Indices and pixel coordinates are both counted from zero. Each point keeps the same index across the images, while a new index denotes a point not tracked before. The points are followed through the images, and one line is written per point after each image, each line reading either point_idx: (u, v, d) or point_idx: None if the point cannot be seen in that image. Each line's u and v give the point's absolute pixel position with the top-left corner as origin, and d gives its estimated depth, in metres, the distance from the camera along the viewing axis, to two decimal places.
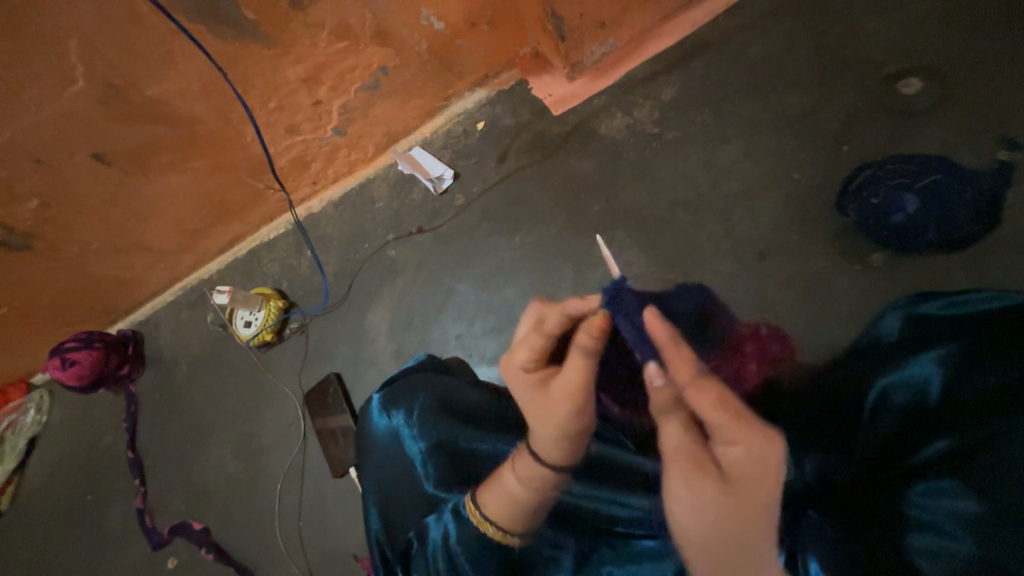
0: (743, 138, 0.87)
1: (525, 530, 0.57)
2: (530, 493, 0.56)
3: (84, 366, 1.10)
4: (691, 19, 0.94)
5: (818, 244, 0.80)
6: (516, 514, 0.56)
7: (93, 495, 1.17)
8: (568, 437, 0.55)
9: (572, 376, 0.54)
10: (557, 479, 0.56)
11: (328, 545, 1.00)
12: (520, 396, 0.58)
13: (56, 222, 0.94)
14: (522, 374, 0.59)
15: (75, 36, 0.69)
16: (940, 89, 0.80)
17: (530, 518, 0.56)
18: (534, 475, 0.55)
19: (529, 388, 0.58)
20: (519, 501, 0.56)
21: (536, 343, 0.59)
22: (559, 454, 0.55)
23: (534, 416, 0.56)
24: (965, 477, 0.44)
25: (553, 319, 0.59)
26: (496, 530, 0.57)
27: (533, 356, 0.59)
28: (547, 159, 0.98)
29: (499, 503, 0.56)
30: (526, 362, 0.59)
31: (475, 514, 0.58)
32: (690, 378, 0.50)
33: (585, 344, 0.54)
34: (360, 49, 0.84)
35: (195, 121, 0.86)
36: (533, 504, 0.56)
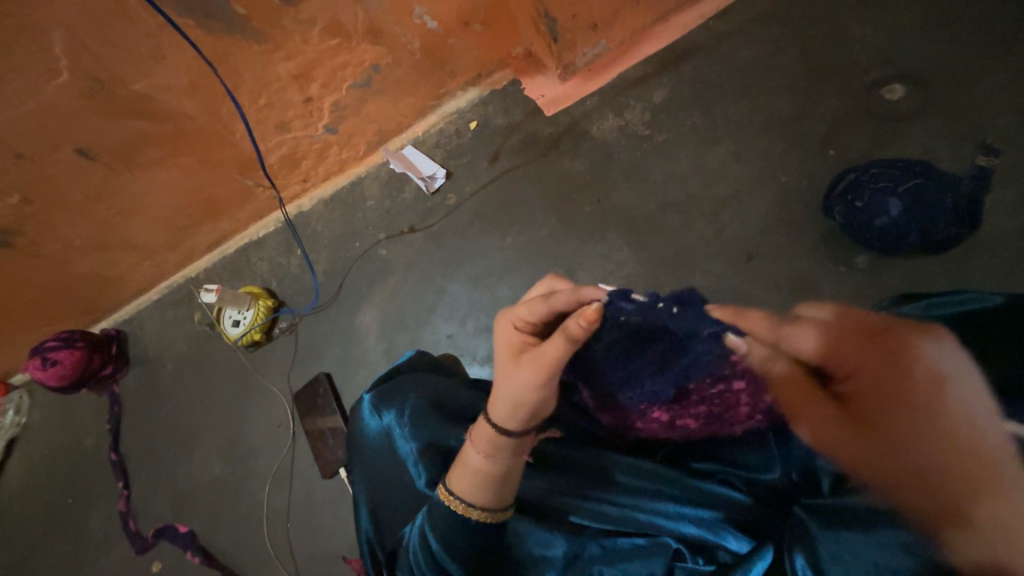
0: (732, 141, 0.89)
1: (485, 504, 0.56)
2: (487, 461, 0.56)
3: (65, 365, 1.08)
4: (682, 22, 0.95)
5: (805, 247, 0.82)
6: (476, 485, 0.56)
7: (74, 499, 1.14)
8: (523, 407, 0.54)
9: (548, 354, 0.52)
10: (513, 447, 0.55)
11: (318, 548, 0.99)
12: (501, 348, 0.58)
13: (37, 218, 0.91)
14: (514, 331, 0.58)
15: (59, 29, 0.67)
16: (922, 95, 0.82)
17: (491, 490, 0.55)
18: (490, 442, 0.55)
19: (514, 345, 0.57)
20: (476, 470, 0.56)
21: (538, 309, 0.56)
22: (511, 420, 0.55)
23: (504, 374, 0.56)
24: None
25: (562, 297, 0.53)
26: (457, 503, 0.56)
27: (532, 316, 0.56)
28: (539, 159, 0.98)
29: (461, 474, 0.57)
30: (520, 321, 0.57)
31: (443, 490, 0.58)
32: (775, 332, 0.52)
33: (572, 330, 0.49)
34: (352, 46, 0.84)
35: (182, 117, 0.84)
36: (491, 474, 0.55)
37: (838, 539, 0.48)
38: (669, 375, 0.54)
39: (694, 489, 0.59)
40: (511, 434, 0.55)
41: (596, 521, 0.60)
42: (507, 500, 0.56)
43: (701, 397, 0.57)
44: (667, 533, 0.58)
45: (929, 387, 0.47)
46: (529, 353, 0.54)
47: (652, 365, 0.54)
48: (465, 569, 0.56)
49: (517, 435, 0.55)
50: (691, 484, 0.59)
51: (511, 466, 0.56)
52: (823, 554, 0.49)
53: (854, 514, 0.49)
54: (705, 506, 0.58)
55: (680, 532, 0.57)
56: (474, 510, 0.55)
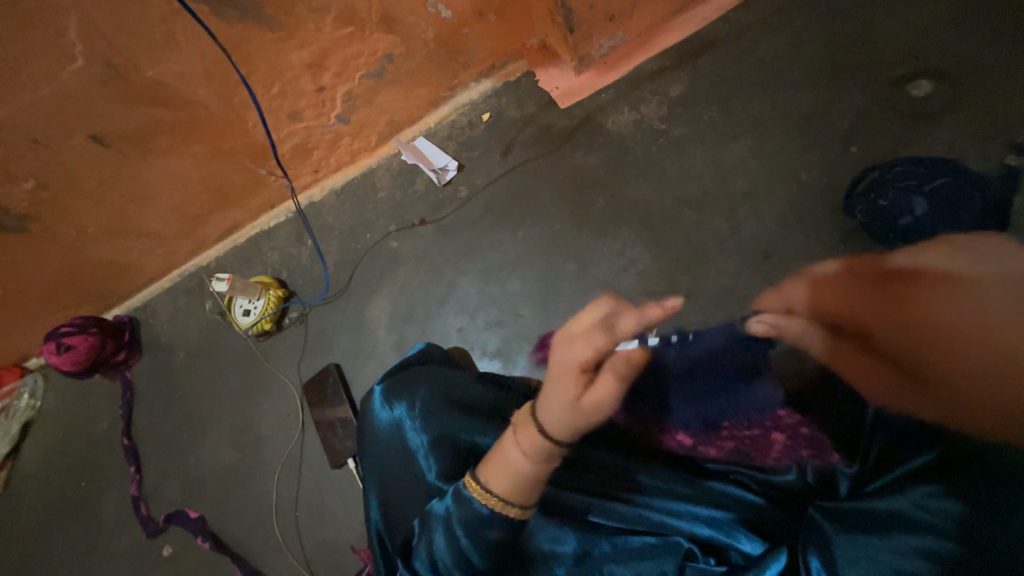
0: (750, 137, 0.87)
1: (523, 502, 0.55)
2: (534, 467, 0.55)
3: (79, 351, 1.09)
4: (701, 15, 0.93)
5: (823, 246, 0.80)
6: (515, 485, 0.55)
7: (87, 481, 1.16)
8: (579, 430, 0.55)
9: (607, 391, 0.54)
10: (558, 453, 0.55)
11: (326, 536, 1.00)
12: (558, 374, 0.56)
13: (53, 204, 0.92)
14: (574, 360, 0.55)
15: (75, 15, 0.67)
16: (948, 92, 0.80)
17: (528, 490, 0.55)
18: (543, 453, 0.55)
19: (574, 373, 0.55)
20: (518, 471, 0.55)
21: (601, 344, 0.55)
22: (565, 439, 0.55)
23: (562, 402, 0.54)
24: (951, 481, 0.45)
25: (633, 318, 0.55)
26: (497, 503, 0.55)
27: (591, 355, 0.55)
28: (553, 153, 0.97)
29: (501, 477, 0.56)
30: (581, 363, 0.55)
31: (476, 489, 0.56)
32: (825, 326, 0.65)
33: (621, 366, 0.55)
34: (365, 35, 0.83)
35: (196, 105, 0.84)
36: (537, 478, 0.55)
37: (853, 542, 0.47)
38: (703, 405, 0.69)
39: (706, 490, 0.59)
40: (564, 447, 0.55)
41: (605, 518, 0.60)
42: (535, 501, 0.56)
43: (732, 434, 0.67)
44: (678, 532, 0.58)
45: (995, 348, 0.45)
46: (589, 389, 0.54)
47: (693, 392, 0.69)
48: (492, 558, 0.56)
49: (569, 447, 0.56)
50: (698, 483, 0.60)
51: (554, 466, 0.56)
52: (839, 559, 0.47)
53: (862, 517, 0.49)
54: (717, 506, 0.58)
55: (691, 531, 0.57)
56: (515, 509, 0.55)
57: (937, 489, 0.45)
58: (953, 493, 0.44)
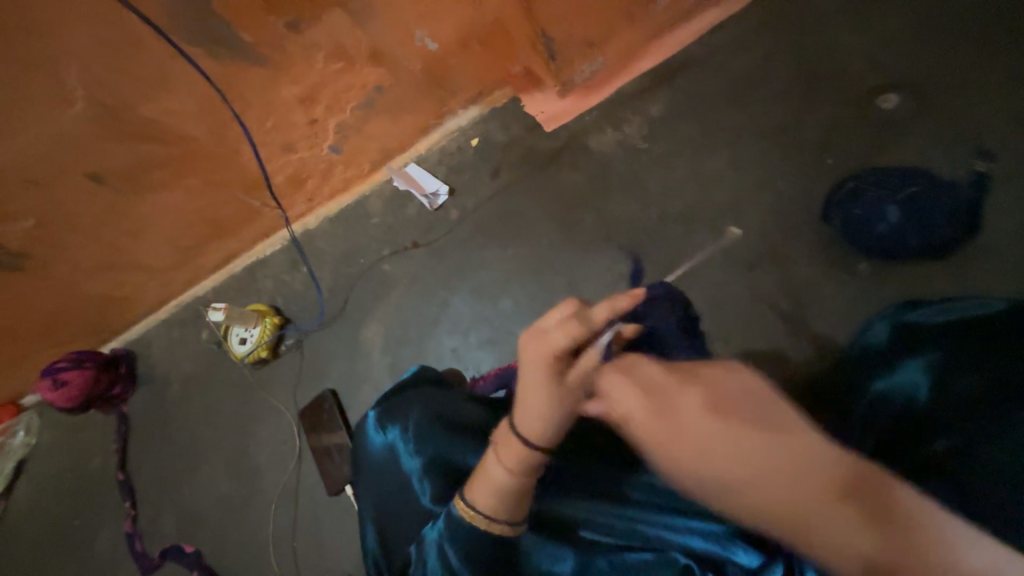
0: (730, 152, 0.90)
1: (521, 516, 0.57)
2: (512, 477, 0.55)
3: (75, 387, 1.10)
4: (678, 37, 0.96)
5: (806, 254, 0.82)
6: (510, 503, 0.56)
7: (82, 519, 1.14)
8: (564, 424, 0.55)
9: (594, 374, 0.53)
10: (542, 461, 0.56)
11: (324, 566, 0.98)
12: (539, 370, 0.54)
13: (50, 241, 0.94)
14: (553, 359, 0.53)
15: (74, 61, 0.70)
16: (916, 103, 0.83)
17: (520, 503, 0.56)
18: (521, 461, 0.55)
19: (551, 372, 0.53)
20: (513, 490, 0.55)
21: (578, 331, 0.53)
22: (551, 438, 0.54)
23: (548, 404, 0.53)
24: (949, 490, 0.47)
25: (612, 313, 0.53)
26: (480, 518, 0.56)
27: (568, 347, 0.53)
28: (539, 174, 1.00)
29: (498, 499, 0.56)
30: (556, 350, 0.53)
31: (461, 504, 0.57)
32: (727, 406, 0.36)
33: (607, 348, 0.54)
34: (355, 69, 0.86)
35: (191, 140, 0.87)
36: (514, 489, 0.55)
37: None
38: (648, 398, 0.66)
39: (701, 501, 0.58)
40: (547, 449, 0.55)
41: (598, 531, 0.59)
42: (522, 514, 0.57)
43: None
44: (674, 547, 0.57)
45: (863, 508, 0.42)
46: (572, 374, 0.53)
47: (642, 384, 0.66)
48: None
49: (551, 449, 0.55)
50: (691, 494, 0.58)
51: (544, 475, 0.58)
52: None
53: None
54: (713, 520, 0.56)
55: (686, 545, 0.56)
56: (496, 523, 0.56)
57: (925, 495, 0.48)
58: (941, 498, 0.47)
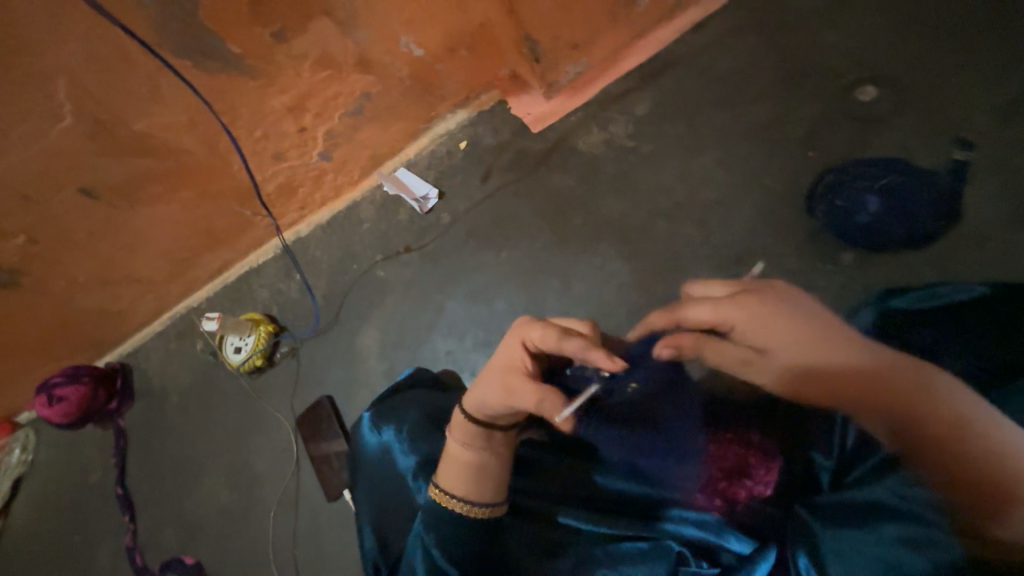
0: (716, 149, 0.91)
1: (466, 496, 0.59)
2: (454, 445, 0.62)
3: (70, 403, 1.11)
4: (661, 37, 0.98)
5: (793, 247, 0.83)
6: (456, 475, 0.60)
7: (81, 535, 1.14)
8: (490, 410, 0.60)
9: (527, 393, 0.56)
10: (482, 433, 0.61)
11: (325, 573, 0.98)
12: (498, 353, 0.61)
13: (44, 257, 0.94)
14: (521, 347, 0.60)
15: (63, 77, 0.71)
16: (894, 95, 0.85)
17: (465, 480, 0.60)
18: (459, 429, 0.62)
19: (515, 356, 0.59)
20: (458, 460, 0.61)
21: (547, 340, 0.57)
22: (478, 415, 0.61)
23: (488, 379, 0.60)
24: None
25: (574, 350, 0.54)
26: (433, 485, 0.62)
27: (540, 343, 0.58)
28: (530, 175, 1.01)
29: (446, 467, 0.62)
30: (529, 341, 0.59)
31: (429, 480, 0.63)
32: (752, 323, 0.53)
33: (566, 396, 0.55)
34: (343, 77, 0.87)
35: (183, 152, 0.88)
36: (458, 460, 0.61)
37: (840, 537, 0.49)
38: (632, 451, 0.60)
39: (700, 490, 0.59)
40: (477, 422, 0.61)
41: (587, 523, 0.60)
42: (461, 492, 0.59)
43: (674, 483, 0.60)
44: (670, 536, 0.57)
45: (941, 424, 0.44)
46: (517, 376, 0.58)
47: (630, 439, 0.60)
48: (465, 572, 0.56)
49: (482, 425, 0.61)
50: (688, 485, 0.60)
51: (499, 463, 0.61)
52: (826, 553, 0.49)
53: (854, 509, 0.50)
54: (707, 509, 0.58)
55: (682, 534, 0.57)
56: (440, 492, 0.60)
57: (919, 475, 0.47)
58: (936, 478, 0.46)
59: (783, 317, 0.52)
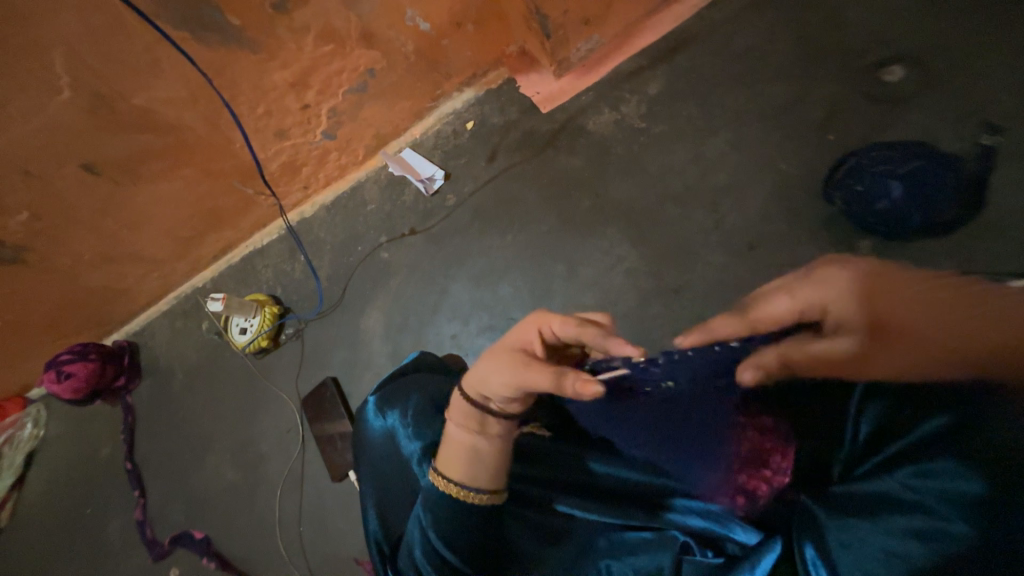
0: (730, 131, 0.88)
1: (464, 481, 0.58)
2: (452, 427, 0.61)
3: (80, 378, 1.11)
4: (676, 13, 0.94)
5: (807, 234, 0.81)
6: (453, 457, 0.59)
7: (93, 508, 1.16)
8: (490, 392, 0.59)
9: (538, 375, 0.55)
10: (475, 416, 0.60)
11: (329, 549, 1.00)
12: (510, 338, 0.62)
13: (47, 234, 0.93)
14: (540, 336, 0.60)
15: (60, 48, 0.69)
16: (921, 76, 0.81)
17: (460, 463, 0.59)
18: (457, 411, 0.61)
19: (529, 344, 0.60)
20: (455, 442, 0.60)
21: (568, 328, 0.58)
22: (478, 397, 0.60)
23: (495, 360, 0.59)
24: (966, 454, 0.40)
25: (593, 336, 0.57)
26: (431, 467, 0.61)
27: (558, 330, 0.59)
28: (537, 157, 0.98)
29: (445, 449, 0.61)
30: (550, 327, 0.60)
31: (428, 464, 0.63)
32: (827, 291, 0.50)
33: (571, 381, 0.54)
34: (346, 52, 0.84)
35: (183, 129, 0.86)
36: (455, 443, 0.60)
37: (845, 527, 0.44)
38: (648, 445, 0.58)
39: (721, 484, 0.54)
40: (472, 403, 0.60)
41: (587, 511, 0.60)
42: (454, 474, 0.59)
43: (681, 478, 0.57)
44: (674, 525, 0.57)
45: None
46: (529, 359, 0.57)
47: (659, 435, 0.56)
48: (470, 562, 0.57)
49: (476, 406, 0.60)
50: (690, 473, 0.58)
51: (495, 448, 0.59)
52: (831, 544, 0.44)
53: (862, 502, 0.45)
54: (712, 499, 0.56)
55: (687, 524, 0.56)
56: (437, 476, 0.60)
57: (946, 463, 0.41)
58: (966, 467, 0.40)
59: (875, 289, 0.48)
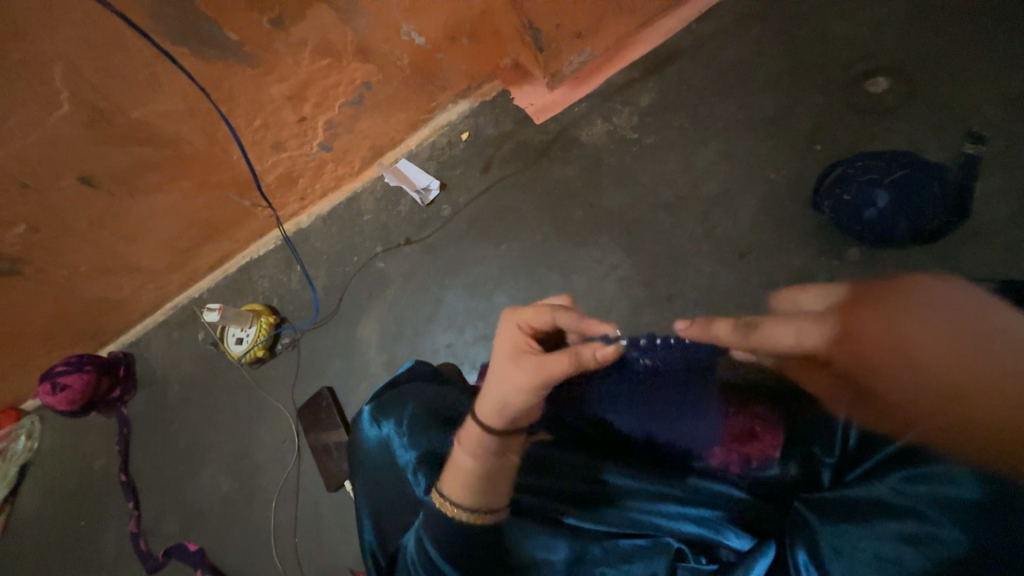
0: (720, 141, 0.90)
1: (491, 506, 0.57)
2: (471, 458, 0.59)
3: (75, 390, 1.10)
4: (666, 26, 0.96)
5: (797, 242, 0.82)
6: (463, 484, 0.57)
7: (86, 520, 1.16)
8: (511, 407, 0.58)
9: (551, 364, 0.55)
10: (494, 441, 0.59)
11: (325, 561, 0.99)
12: (500, 350, 0.61)
13: (45, 246, 0.94)
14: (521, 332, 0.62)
15: (60, 64, 0.70)
16: (906, 87, 0.83)
17: (478, 491, 0.57)
18: (476, 439, 0.59)
19: (518, 345, 0.60)
20: (472, 472, 0.58)
21: (542, 316, 0.61)
22: (497, 418, 0.59)
23: (500, 373, 0.59)
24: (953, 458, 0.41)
25: (568, 319, 0.60)
26: (449, 505, 0.57)
27: (533, 321, 0.62)
28: (531, 167, 1.00)
29: (457, 481, 0.58)
30: (525, 322, 0.62)
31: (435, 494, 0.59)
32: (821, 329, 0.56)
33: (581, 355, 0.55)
34: (342, 65, 0.86)
35: (181, 141, 0.87)
36: (476, 473, 0.58)
37: (839, 533, 0.45)
38: (647, 419, 0.67)
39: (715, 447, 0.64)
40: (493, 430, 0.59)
41: (583, 519, 0.60)
42: (484, 504, 0.57)
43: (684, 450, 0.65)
44: (667, 533, 0.57)
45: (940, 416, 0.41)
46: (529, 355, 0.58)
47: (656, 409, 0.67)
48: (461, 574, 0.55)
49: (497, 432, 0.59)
50: (690, 483, 0.59)
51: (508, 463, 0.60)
52: (824, 550, 0.45)
53: (852, 506, 0.46)
54: (706, 505, 0.58)
55: (681, 531, 0.57)
56: (461, 511, 0.56)
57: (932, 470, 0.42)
58: (953, 472, 0.40)
59: (911, 320, 0.42)
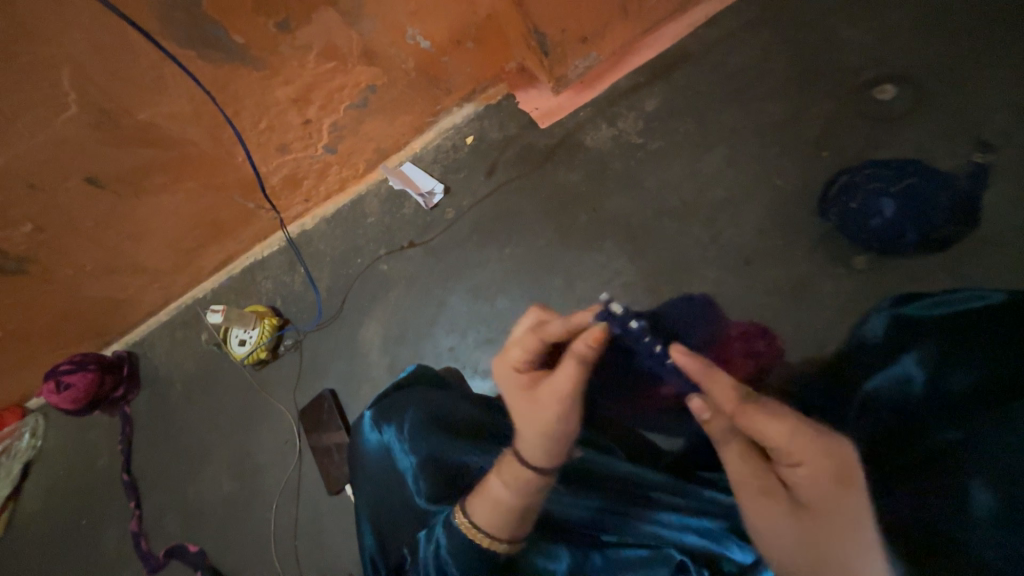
0: (726, 146, 0.89)
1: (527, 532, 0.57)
2: (510, 493, 0.56)
3: (78, 389, 1.10)
4: (673, 31, 0.95)
5: (802, 249, 0.81)
6: (497, 516, 0.55)
7: (88, 519, 1.16)
8: (551, 438, 0.56)
9: (562, 379, 0.55)
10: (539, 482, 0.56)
11: (324, 564, 0.99)
12: (511, 397, 0.60)
13: (50, 245, 0.94)
14: (516, 372, 0.61)
15: (67, 65, 0.70)
16: (915, 95, 0.82)
17: (512, 523, 0.56)
18: (520, 479, 0.56)
19: (523, 385, 0.60)
20: (510, 506, 0.55)
21: (528, 342, 0.61)
22: (541, 455, 0.56)
23: (523, 416, 0.57)
24: None
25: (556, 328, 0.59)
26: (485, 537, 0.56)
27: (523, 355, 0.61)
28: (535, 171, 1.00)
29: (492, 513, 0.55)
30: (517, 362, 0.61)
31: (461, 520, 0.57)
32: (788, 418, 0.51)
33: (582, 353, 0.54)
34: (348, 69, 0.86)
35: (186, 143, 0.87)
36: (513, 507, 0.55)
37: None
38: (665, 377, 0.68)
39: None
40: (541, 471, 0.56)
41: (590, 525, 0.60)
42: (524, 534, 0.57)
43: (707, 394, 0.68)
44: (670, 544, 0.57)
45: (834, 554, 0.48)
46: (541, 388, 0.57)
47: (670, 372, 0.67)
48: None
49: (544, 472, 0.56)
50: (698, 494, 0.60)
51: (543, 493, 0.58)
52: None
53: None
54: (707, 516, 0.58)
55: (683, 542, 0.57)
56: (498, 542, 0.56)
57: None
58: None
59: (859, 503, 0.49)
